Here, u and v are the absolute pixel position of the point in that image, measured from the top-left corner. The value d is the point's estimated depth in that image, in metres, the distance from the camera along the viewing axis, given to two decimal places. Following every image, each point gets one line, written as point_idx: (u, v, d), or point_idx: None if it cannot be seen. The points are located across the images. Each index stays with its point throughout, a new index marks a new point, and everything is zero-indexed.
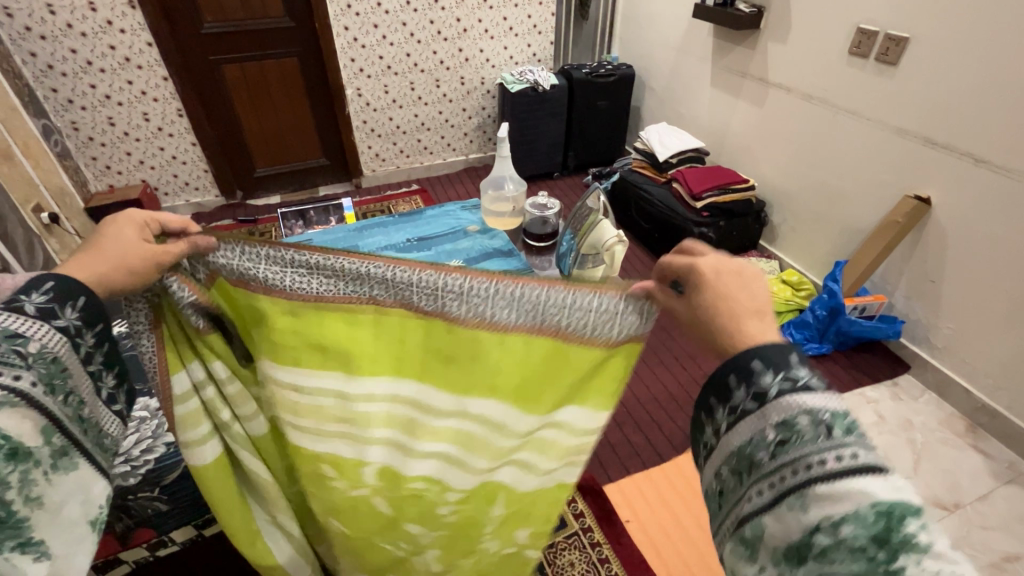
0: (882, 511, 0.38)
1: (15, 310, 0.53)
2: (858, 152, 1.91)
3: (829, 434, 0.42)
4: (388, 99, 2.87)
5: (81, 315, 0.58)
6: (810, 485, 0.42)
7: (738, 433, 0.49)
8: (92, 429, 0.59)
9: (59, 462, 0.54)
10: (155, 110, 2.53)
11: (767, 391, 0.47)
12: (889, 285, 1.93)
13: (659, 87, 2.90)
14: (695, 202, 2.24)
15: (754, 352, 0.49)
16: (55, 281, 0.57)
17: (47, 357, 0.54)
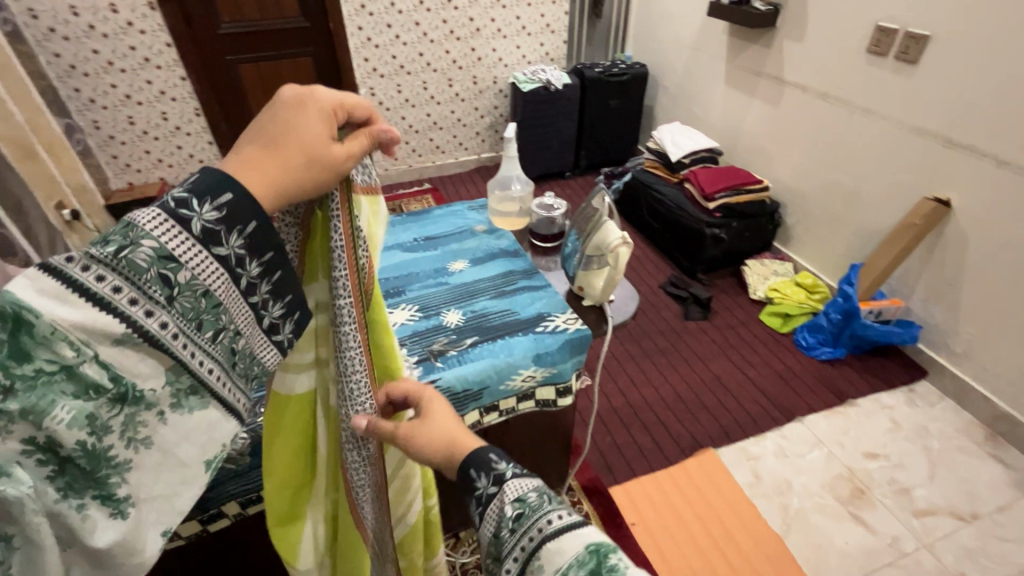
0: (592, 550, 0.41)
1: (180, 223, 0.43)
2: (876, 153, 1.87)
3: (550, 502, 0.46)
4: (401, 98, 2.89)
5: (248, 245, 0.47)
6: (544, 543, 0.43)
7: (485, 523, 0.48)
8: (243, 363, 0.50)
9: (183, 401, 0.46)
10: (173, 110, 2.58)
11: (503, 474, 0.49)
12: (906, 289, 1.89)
13: (673, 86, 2.87)
14: (706, 203, 2.22)
15: (486, 449, 0.52)
16: (232, 194, 0.45)
17: (195, 290, 0.45)
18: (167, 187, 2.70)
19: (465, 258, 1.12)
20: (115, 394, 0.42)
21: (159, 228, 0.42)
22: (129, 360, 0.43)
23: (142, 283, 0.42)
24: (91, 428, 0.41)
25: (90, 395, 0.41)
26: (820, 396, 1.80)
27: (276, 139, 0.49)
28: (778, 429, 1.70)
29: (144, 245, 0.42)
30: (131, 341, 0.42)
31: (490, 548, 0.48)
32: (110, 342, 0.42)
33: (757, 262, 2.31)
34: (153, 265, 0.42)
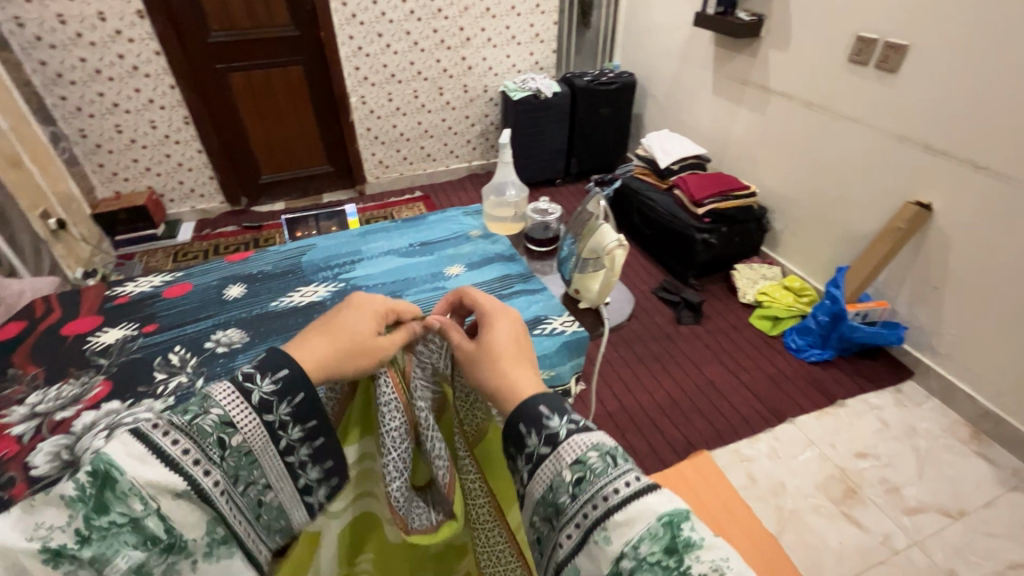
0: (665, 521, 0.40)
1: (243, 393, 0.50)
2: (860, 160, 1.91)
3: (613, 464, 0.45)
4: (392, 107, 2.90)
5: (295, 411, 0.54)
6: (607, 514, 0.42)
7: (539, 480, 0.48)
8: (267, 515, 0.54)
9: (215, 550, 0.47)
10: (161, 118, 2.56)
11: (555, 433, 0.48)
12: (891, 291, 1.93)
13: (661, 94, 2.92)
14: (696, 208, 2.25)
15: (539, 399, 0.51)
16: (289, 369, 0.53)
17: (242, 450, 0.49)
18: (155, 196, 2.68)
19: (462, 263, 1.13)
20: (164, 544, 0.43)
21: (225, 396, 0.50)
22: (183, 511, 0.44)
23: (204, 445, 0.47)
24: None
25: (148, 545, 0.41)
26: (811, 398, 1.83)
27: (328, 326, 0.61)
28: (771, 431, 1.72)
29: (212, 412, 0.48)
30: (188, 494, 0.44)
31: (542, 503, 0.48)
32: (171, 496, 0.43)
33: (746, 266, 2.35)
34: (217, 429, 0.48)
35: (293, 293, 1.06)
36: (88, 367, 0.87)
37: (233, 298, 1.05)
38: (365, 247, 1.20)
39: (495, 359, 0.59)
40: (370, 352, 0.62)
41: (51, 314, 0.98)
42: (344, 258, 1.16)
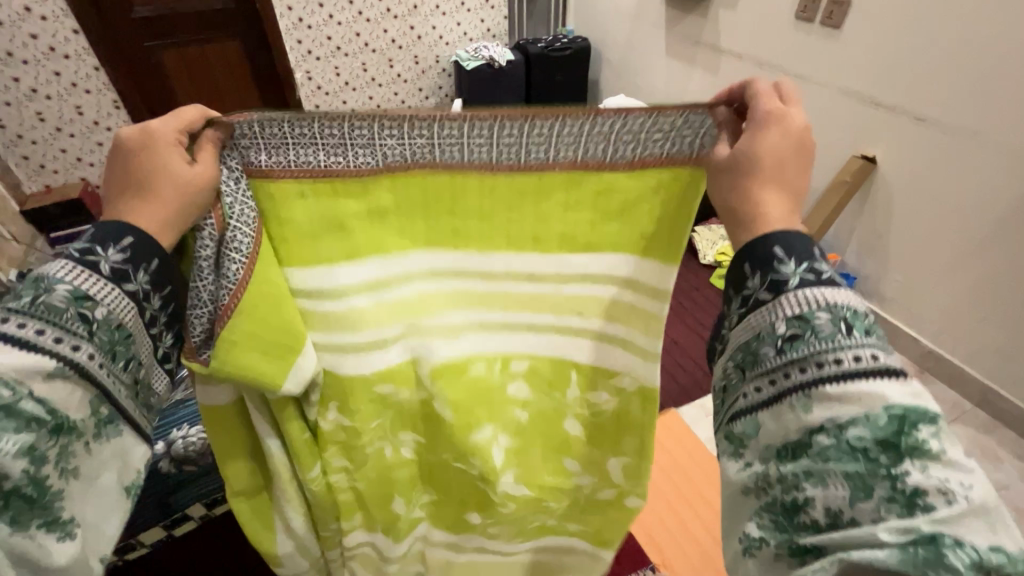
0: (895, 416, 0.38)
1: (90, 267, 0.51)
2: (808, 116, 1.96)
3: (847, 333, 0.42)
4: (340, 81, 2.78)
5: (153, 279, 0.55)
6: (817, 384, 0.42)
7: (745, 326, 0.48)
8: (142, 392, 0.57)
9: (103, 431, 0.53)
10: (88, 103, 2.39)
11: (786, 281, 0.46)
12: (840, 243, 2.01)
13: (615, 59, 2.89)
14: None
15: (776, 239, 0.48)
16: (134, 236, 0.53)
17: (111, 324, 0.52)
18: (90, 187, 2.51)
19: None
20: (52, 425, 0.47)
21: (72, 272, 0.50)
22: (64, 392, 0.48)
23: (65, 323, 0.49)
24: (33, 458, 0.45)
25: (34, 427, 0.45)
26: None
27: (141, 174, 0.55)
28: None
29: (59, 289, 0.49)
30: (64, 373, 0.48)
31: (745, 344, 0.48)
32: (43, 377, 0.47)
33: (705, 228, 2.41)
34: (70, 304, 0.49)
35: None
36: None
37: None
38: None
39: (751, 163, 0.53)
40: (193, 181, 0.56)
41: None
42: None
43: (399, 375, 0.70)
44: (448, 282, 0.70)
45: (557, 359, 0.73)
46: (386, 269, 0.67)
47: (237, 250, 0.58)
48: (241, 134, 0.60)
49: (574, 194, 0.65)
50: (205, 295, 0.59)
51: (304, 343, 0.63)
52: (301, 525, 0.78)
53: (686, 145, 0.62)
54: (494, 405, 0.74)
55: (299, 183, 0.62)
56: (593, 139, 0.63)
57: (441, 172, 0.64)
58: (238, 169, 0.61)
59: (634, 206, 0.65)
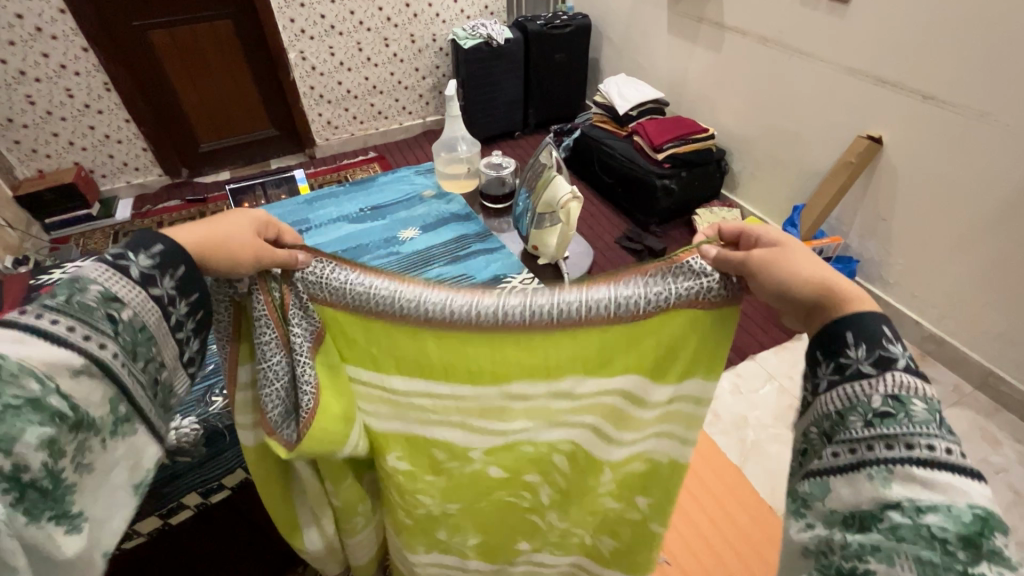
0: (979, 515, 0.38)
1: (120, 268, 0.52)
2: (814, 96, 1.91)
3: (938, 426, 0.43)
4: (335, 62, 2.72)
5: (180, 285, 0.56)
6: (904, 463, 0.42)
7: (837, 396, 0.48)
8: (164, 395, 0.56)
9: (120, 428, 0.52)
10: (78, 85, 2.34)
11: (893, 360, 0.46)
12: (844, 226, 1.98)
13: (616, 37, 2.82)
14: (655, 154, 2.24)
15: (881, 320, 0.49)
16: (164, 245, 0.55)
17: (136, 325, 0.52)
18: (83, 172, 2.49)
19: (414, 226, 1.11)
20: (73, 421, 0.46)
21: (103, 272, 0.51)
22: (81, 390, 0.47)
23: (94, 320, 0.49)
24: (51, 451, 0.44)
25: (56, 422, 0.45)
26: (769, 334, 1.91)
27: (211, 227, 0.61)
28: (732, 367, 1.79)
29: (92, 288, 0.49)
30: (89, 370, 0.48)
31: (824, 418, 0.49)
32: (69, 374, 0.46)
33: (707, 210, 2.37)
34: (100, 304, 0.49)
35: None
36: None
37: None
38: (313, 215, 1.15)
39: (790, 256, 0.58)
40: (265, 247, 0.62)
41: None
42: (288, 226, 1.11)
43: (455, 451, 0.74)
44: (456, 413, 0.71)
45: (593, 455, 0.76)
46: (429, 392, 0.70)
47: (306, 352, 0.66)
48: (313, 272, 0.65)
49: (607, 349, 0.66)
50: (277, 373, 0.66)
51: (347, 435, 0.69)
52: (330, 527, 0.90)
53: (716, 293, 0.64)
54: (541, 465, 0.77)
55: (355, 315, 0.66)
56: (626, 295, 0.63)
57: (487, 315, 0.63)
58: (304, 297, 0.65)
59: (670, 343, 0.67)
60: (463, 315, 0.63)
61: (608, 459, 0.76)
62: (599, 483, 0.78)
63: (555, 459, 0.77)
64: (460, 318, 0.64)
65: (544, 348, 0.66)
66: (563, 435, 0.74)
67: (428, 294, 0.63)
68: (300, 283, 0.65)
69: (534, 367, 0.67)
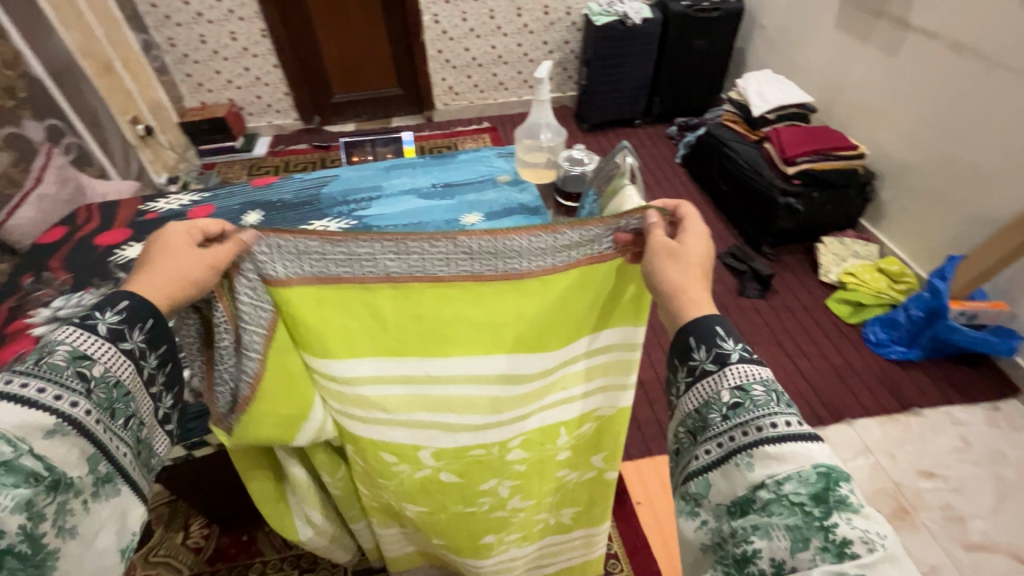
0: (821, 472, 0.40)
1: (88, 329, 0.51)
2: (1012, 124, 1.52)
3: (778, 402, 0.45)
4: (466, 28, 2.72)
5: (150, 337, 0.56)
6: (758, 444, 0.43)
7: (693, 394, 0.49)
8: (143, 451, 0.56)
9: (101, 489, 0.50)
10: (241, 30, 2.59)
11: (728, 356, 0.48)
12: (1014, 291, 1.59)
13: (772, 26, 2.49)
14: (786, 166, 1.96)
15: (715, 320, 0.50)
16: (130, 300, 0.54)
17: (109, 381, 0.51)
18: (235, 109, 2.79)
19: (480, 210, 1.07)
20: (49, 481, 0.45)
21: (71, 334, 0.51)
22: (59, 450, 0.46)
23: (62, 380, 0.48)
24: (30, 513, 0.43)
25: (30, 483, 0.44)
26: (879, 400, 1.60)
27: (152, 260, 0.59)
28: (821, 429, 1.54)
29: (61, 350, 0.49)
30: (63, 430, 0.47)
31: (688, 421, 0.49)
32: (43, 435, 0.46)
33: (836, 240, 2.05)
34: (69, 363, 0.49)
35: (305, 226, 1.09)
36: (109, 278, 0.99)
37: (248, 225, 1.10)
38: (387, 182, 1.20)
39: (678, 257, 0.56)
40: (208, 261, 0.58)
41: (88, 223, 1.13)
42: (364, 192, 1.16)
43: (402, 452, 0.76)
44: (403, 387, 0.70)
45: (546, 428, 0.77)
46: (376, 378, 0.69)
47: (254, 351, 0.65)
48: (265, 249, 0.60)
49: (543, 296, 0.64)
50: (228, 374, 0.68)
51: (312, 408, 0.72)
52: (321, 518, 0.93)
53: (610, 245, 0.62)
54: (496, 469, 0.79)
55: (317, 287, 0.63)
56: (556, 251, 0.60)
57: (438, 267, 0.61)
58: (255, 278, 0.62)
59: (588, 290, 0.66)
60: (419, 268, 0.61)
61: (556, 423, 0.78)
62: (553, 450, 0.80)
63: (510, 460, 0.78)
64: (418, 274, 0.62)
65: (494, 317, 0.65)
66: (514, 431, 0.75)
67: (384, 251, 0.59)
68: (261, 252, 0.60)
69: (485, 343, 0.67)
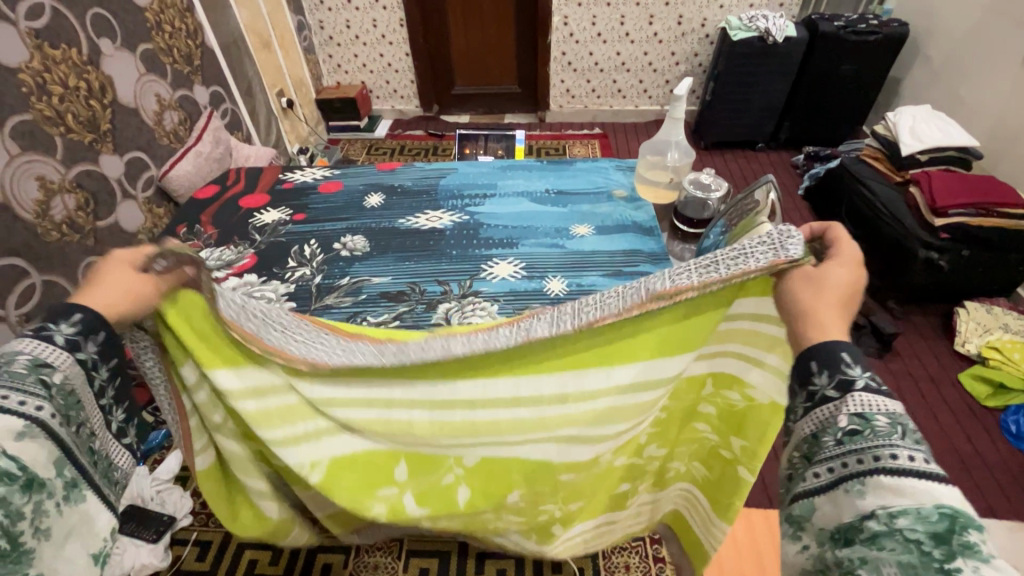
0: (946, 513, 0.37)
1: (44, 339, 0.54)
2: None
3: (904, 437, 0.42)
4: (594, 32, 2.70)
5: (102, 349, 0.58)
6: (877, 473, 0.41)
7: (810, 418, 0.47)
8: (101, 462, 0.60)
9: (70, 494, 0.55)
10: (382, 18, 2.75)
11: (853, 381, 0.45)
12: None
13: (940, 56, 2.21)
14: (933, 216, 1.73)
15: (842, 344, 0.48)
16: (82, 314, 0.57)
17: (66, 389, 0.54)
18: (365, 92, 2.99)
19: (592, 223, 1.06)
20: (22, 480, 0.49)
21: (30, 345, 0.53)
22: (30, 452, 0.50)
23: (24, 385, 0.51)
24: (7, 512, 0.48)
25: (6, 482, 0.48)
26: (1012, 502, 1.38)
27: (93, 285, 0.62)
28: None
29: (21, 357, 0.52)
30: (31, 432, 0.50)
31: (799, 446, 0.48)
32: (12, 438, 0.49)
33: (982, 307, 1.79)
34: (29, 371, 0.52)
35: (420, 215, 1.13)
36: (246, 237, 1.10)
37: (370, 207, 1.17)
38: (501, 182, 1.22)
39: (826, 285, 0.54)
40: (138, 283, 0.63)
41: (236, 185, 1.26)
42: (478, 190, 1.19)
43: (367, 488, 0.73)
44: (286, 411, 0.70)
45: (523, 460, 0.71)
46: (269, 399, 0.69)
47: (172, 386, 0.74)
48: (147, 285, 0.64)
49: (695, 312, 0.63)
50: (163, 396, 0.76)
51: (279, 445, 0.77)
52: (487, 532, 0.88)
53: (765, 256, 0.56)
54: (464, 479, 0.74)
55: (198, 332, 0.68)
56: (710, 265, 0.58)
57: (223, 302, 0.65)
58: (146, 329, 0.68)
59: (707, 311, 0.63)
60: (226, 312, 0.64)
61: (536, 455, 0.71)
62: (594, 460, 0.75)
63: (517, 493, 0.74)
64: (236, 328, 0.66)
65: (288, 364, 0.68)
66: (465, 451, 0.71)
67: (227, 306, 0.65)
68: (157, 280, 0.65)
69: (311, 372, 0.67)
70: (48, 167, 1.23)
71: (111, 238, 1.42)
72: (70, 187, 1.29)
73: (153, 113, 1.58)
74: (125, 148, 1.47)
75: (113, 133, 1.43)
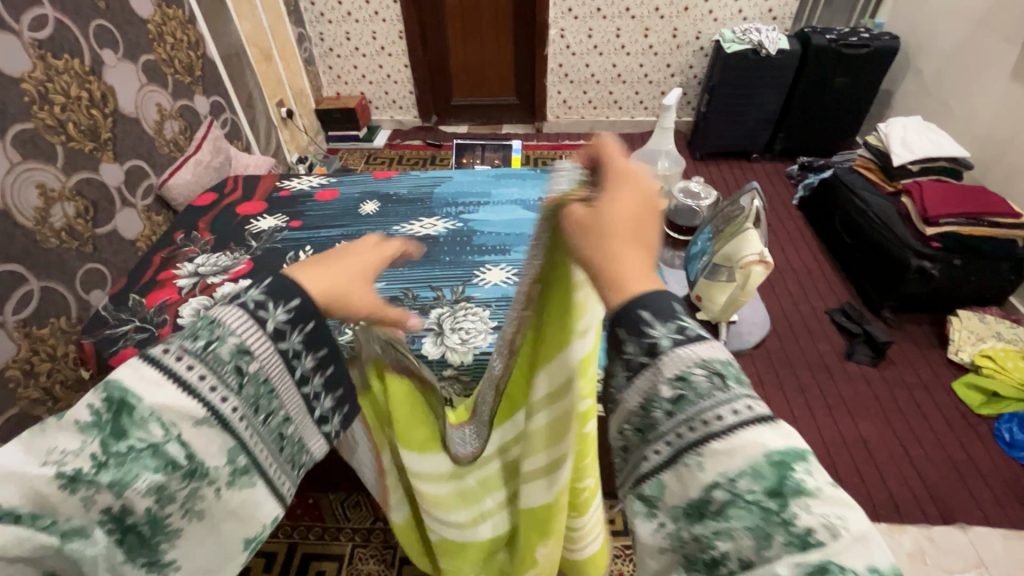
0: (774, 461, 0.34)
1: (258, 319, 0.45)
2: None
3: (723, 385, 0.38)
4: (590, 44, 2.74)
5: (309, 337, 0.49)
6: (708, 440, 0.37)
7: (634, 390, 0.41)
8: (290, 447, 0.51)
9: (237, 480, 0.46)
10: (382, 30, 2.79)
11: (660, 342, 0.39)
12: None
13: (931, 69, 2.24)
14: (925, 227, 1.74)
15: (641, 299, 0.40)
16: (301, 299, 0.47)
17: (259, 377, 0.46)
18: (365, 102, 3.02)
19: None
20: (186, 470, 0.42)
21: (241, 321, 0.44)
22: (203, 442, 0.43)
23: (221, 372, 0.43)
24: (158, 497, 0.41)
25: (168, 469, 0.41)
26: (1004, 508, 1.38)
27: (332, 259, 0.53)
28: (926, 527, 1.35)
29: (229, 340, 0.44)
30: (210, 422, 0.43)
31: (632, 421, 0.42)
32: (191, 423, 0.42)
33: (975, 316, 1.80)
34: (232, 357, 0.44)
35: (415, 222, 1.15)
36: (244, 242, 1.11)
37: (366, 214, 1.18)
38: (496, 190, 1.23)
39: (605, 226, 0.45)
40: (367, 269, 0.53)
41: (234, 193, 1.28)
42: (472, 198, 1.21)
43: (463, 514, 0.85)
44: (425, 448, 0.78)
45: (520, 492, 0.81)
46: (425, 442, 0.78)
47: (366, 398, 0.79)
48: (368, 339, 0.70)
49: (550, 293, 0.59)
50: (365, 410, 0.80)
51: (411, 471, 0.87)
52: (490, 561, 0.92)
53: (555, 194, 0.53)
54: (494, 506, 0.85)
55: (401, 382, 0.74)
56: None
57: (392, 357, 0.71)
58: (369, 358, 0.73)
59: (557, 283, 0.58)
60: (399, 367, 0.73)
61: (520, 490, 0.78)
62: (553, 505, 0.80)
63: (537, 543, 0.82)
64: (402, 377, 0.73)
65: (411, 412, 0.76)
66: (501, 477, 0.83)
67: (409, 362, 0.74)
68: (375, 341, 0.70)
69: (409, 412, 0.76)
70: (48, 175, 1.25)
71: (110, 245, 1.44)
72: (70, 195, 1.30)
73: (154, 123, 1.60)
74: (125, 156, 1.49)
75: (115, 142, 1.45)
